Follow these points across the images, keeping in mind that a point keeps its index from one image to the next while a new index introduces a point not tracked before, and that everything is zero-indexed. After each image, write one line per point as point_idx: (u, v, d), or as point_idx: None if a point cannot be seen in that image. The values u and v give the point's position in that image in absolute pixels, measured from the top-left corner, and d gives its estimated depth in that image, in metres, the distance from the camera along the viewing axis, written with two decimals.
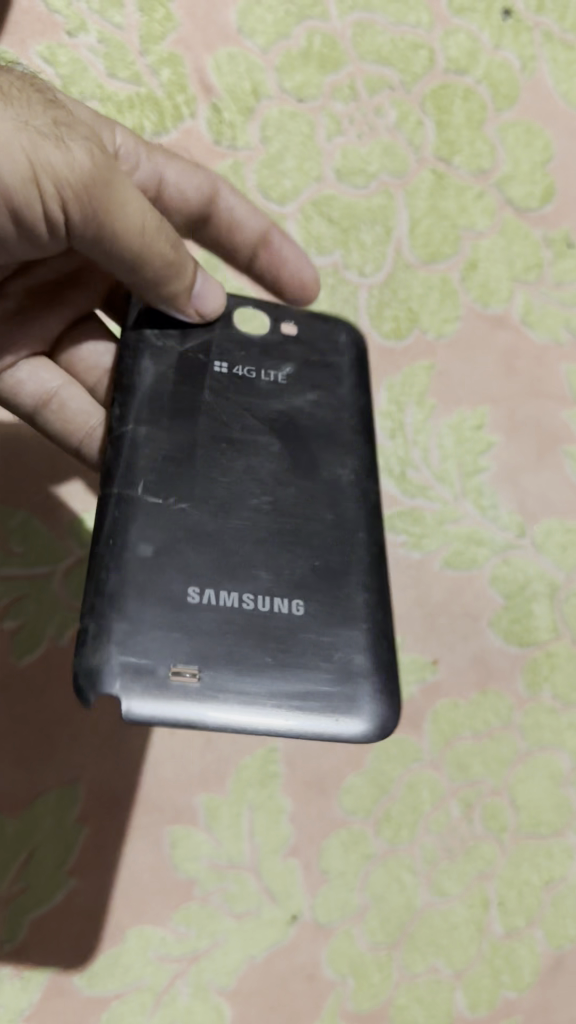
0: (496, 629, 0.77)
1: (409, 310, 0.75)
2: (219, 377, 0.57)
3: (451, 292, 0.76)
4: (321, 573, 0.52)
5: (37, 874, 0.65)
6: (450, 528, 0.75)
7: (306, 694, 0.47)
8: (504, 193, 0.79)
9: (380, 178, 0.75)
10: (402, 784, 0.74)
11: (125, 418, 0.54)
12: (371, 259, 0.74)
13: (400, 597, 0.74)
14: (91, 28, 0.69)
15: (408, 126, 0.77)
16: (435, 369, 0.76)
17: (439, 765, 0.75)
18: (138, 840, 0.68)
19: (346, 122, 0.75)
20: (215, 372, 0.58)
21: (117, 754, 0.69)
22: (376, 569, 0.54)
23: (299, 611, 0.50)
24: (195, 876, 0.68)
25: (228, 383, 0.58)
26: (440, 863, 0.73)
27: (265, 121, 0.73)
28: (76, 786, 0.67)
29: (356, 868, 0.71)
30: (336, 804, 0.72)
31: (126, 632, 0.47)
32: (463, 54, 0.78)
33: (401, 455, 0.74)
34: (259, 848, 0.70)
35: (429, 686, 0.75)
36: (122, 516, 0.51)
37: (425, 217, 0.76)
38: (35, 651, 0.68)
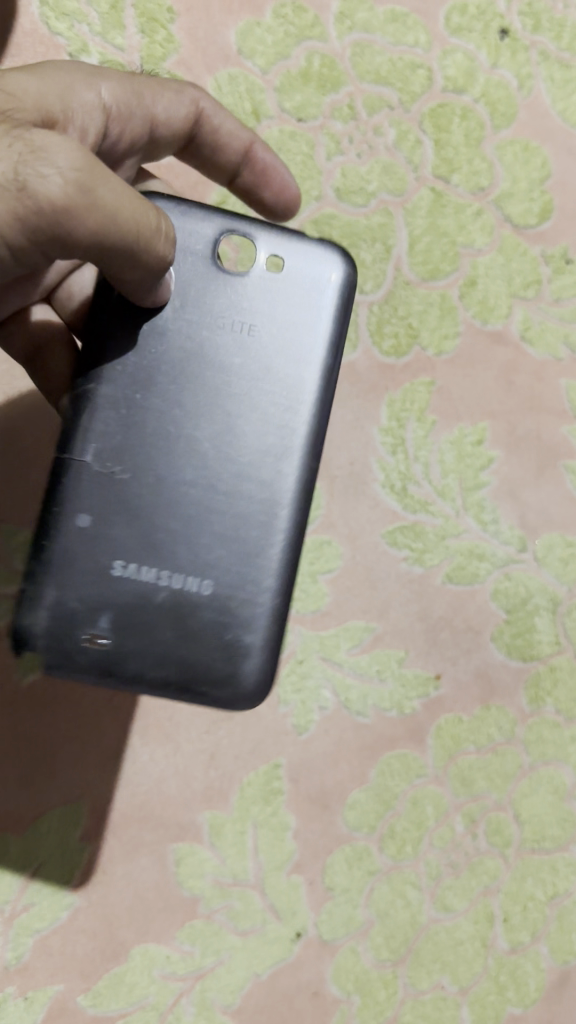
0: (499, 643, 0.78)
1: (409, 328, 0.76)
2: (186, 327, 0.54)
3: (451, 308, 0.77)
4: (144, 508, 0.52)
5: (42, 892, 0.66)
6: (452, 542, 0.76)
7: (152, 553, 0.52)
8: (503, 211, 0.79)
9: (380, 197, 0.75)
10: (407, 799, 0.74)
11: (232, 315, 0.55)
12: (372, 277, 0.75)
13: (403, 611, 0.75)
14: (94, 51, 0.68)
15: (407, 145, 0.76)
16: (434, 387, 0.76)
17: (443, 780, 0.75)
18: (144, 857, 0.68)
19: (345, 142, 0.74)
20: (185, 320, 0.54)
21: (121, 773, 0.68)
22: (116, 555, 0.52)
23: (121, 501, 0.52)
24: (200, 893, 0.69)
25: (177, 334, 0.54)
26: (445, 880, 0.75)
27: (266, 141, 0.72)
28: (81, 804, 0.67)
29: (360, 885, 0.73)
30: (340, 821, 0.73)
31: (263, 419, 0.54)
32: (460, 74, 0.78)
33: (402, 472, 0.75)
34: (264, 865, 0.70)
35: (432, 702, 0.76)
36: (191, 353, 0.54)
37: (425, 235, 0.76)
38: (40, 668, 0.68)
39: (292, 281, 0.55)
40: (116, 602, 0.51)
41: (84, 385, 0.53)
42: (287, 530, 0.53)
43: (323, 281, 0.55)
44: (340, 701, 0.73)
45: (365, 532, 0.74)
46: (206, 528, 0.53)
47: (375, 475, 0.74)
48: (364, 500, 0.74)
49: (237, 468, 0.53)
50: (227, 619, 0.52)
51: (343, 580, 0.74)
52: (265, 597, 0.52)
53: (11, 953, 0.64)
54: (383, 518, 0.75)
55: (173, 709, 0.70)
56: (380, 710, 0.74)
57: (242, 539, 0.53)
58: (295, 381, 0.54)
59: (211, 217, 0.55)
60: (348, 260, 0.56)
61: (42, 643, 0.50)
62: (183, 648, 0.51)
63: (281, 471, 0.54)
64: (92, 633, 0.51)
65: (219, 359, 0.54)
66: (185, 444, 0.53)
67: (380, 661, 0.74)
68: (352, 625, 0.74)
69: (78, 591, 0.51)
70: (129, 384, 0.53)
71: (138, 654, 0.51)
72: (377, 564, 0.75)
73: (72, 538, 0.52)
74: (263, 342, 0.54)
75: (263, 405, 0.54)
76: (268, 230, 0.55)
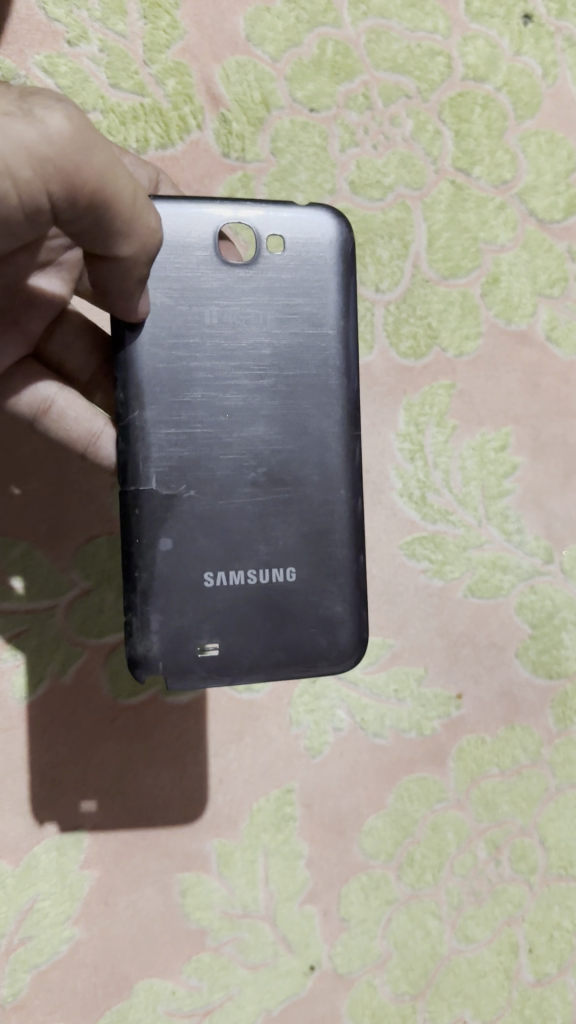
0: (524, 660, 0.74)
1: (428, 328, 0.72)
2: (214, 332, 0.51)
3: (473, 307, 0.73)
4: (215, 517, 0.52)
5: (40, 925, 0.61)
6: (474, 553, 0.72)
7: (226, 556, 0.52)
8: (527, 205, 0.74)
9: (397, 191, 0.70)
10: (426, 825, 0.71)
11: (258, 305, 0.52)
12: (388, 275, 0.70)
13: (422, 626, 0.71)
14: (93, 37, 0.62)
15: (426, 136, 0.71)
16: (455, 390, 0.72)
17: (465, 804, 0.72)
18: (149, 887, 0.64)
19: (361, 132, 0.69)
20: (209, 327, 0.51)
21: (125, 799, 0.64)
22: (196, 565, 0.52)
23: (193, 515, 0.52)
24: (208, 926, 0.65)
25: (216, 337, 0.51)
26: (466, 909, 0.71)
27: (276, 132, 0.67)
28: (82, 832, 0.63)
29: (377, 915, 0.69)
30: (356, 848, 0.69)
31: (320, 394, 0.53)
32: (482, 61, 0.73)
33: (421, 479, 0.71)
34: (275, 896, 0.67)
35: (453, 722, 0.72)
36: (227, 351, 0.52)
37: (445, 231, 0.72)
38: (34, 693, 0.62)
39: (295, 258, 0.53)
40: (213, 609, 0.52)
41: (133, 417, 0.51)
42: (353, 505, 0.54)
43: (322, 250, 0.53)
44: (355, 721, 0.69)
45: (382, 544, 0.70)
46: (276, 516, 0.52)
47: (392, 483, 0.70)
48: (380, 509, 0.70)
49: (297, 453, 0.53)
50: (317, 597, 0.53)
51: None
52: (349, 568, 0.54)
53: (7, 989, 0.61)
54: (401, 528, 0.71)
55: (180, 730, 0.65)
56: (398, 731, 0.70)
57: (315, 521, 0.53)
58: (327, 356, 0.53)
59: (203, 212, 0.51)
60: (342, 221, 0.53)
61: (163, 665, 0.51)
62: (286, 632, 0.53)
63: (336, 446, 0.53)
64: (203, 643, 0.52)
65: (251, 354, 0.52)
66: (239, 445, 0.52)
67: (398, 681, 0.70)
68: (369, 641, 0.70)
69: (178, 608, 0.52)
70: (173, 401, 0.51)
71: (248, 650, 0.52)
72: (395, 578, 0.71)
73: (161, 564, 0.51)
74: (289, 325, 0.52)
75: (303, 387, 0.53)
76: (261, 212, 0.52)
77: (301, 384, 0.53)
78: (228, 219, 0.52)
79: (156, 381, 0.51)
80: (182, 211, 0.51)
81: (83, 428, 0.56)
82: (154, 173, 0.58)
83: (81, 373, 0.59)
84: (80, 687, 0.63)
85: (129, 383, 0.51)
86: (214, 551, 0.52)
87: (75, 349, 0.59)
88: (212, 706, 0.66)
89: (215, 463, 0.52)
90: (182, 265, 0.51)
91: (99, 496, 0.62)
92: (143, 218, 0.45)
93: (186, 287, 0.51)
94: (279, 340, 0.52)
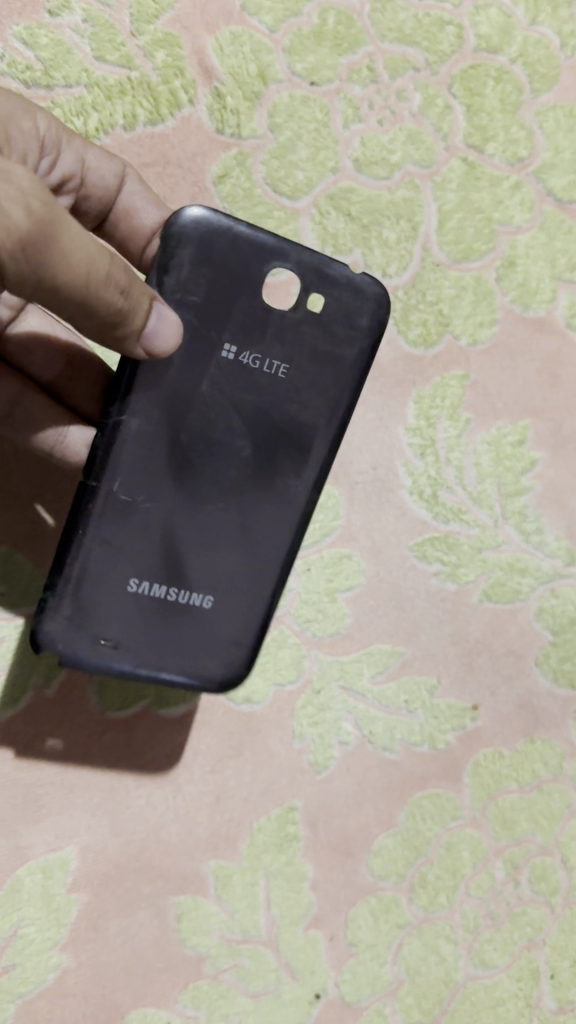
0: (545, 669, 0.69)
1: (440, 314, 0.67)
2: (226, 367, 0.49)
3: (487, 292, 0.68)
4: (159, 531, 0.50)
5: (25, 953, 0.57)
6: (490, 555, 0.67)
7: (160, 571, 0.51)
8: (544, 184, 0.69)
9: (405, 169, 0.66)
10: (440, 845, 0.66)
11: (275, 351, 0.50)
12: (396, 257, 0.66)
13: (435, 633, 0.67)
14: (76, 6, 0.58)
15: (435, 111, 0.67)
16: (469, 381, 0.68)
17: (482, 823, 0.67)
18: (142, 912, 0.60)
19: (365, 107, 0.65)
20: (222, 360, 0.49)
21: (115, 819, 0.60)
22: (127, 568, 0.50)
23: (138, 523, 0.50)
24: (205, 952, 0.61)
25: (226, 372, 0.49)
26: (483, 932, 0.67)
27: (274, 107, 0.63)
28: (70, 854, 0.59)
29: (388, 940, 0.65)
30: (364, 869, 0.65)
31: (291, 450, 0.51)
32: (495, 31, 0.68)
33: (432, 476, 0.66)
34: (278, 920, 0.63)
35: (469, 735, 0.67)
36: (230, 387, 0.49)
37: (456, 211, 0.67)
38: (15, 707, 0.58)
39: (330, 316, 0.50)
40: (122, 610, 0.51)
41: (117, 418, 0.48)
42: (288, 558, 0.53)
43: (360, 321, 0.51)
44: (363, 735, 0.65)
45: (390, 545, 0.66)
46: (215, 546, 0.51)
47: (401, 480, 0.66)
48: (389, 508, 0.66)
49: (255, 498, 0.51)
50: (228, 628, 0.53)
51: (366, 599, 0.65)
52: (266, 613, 0.54)
53: None
54: (411, 528, 0.66)
55: (171, 745, 0.62)
56: (409, 745, 0.66)
57: (245, 558, 0.52)
58: (319, 418, 0.51)
59: (252, 237, 0.48)
60: (385, 297, 0.51)
61: (60, 646, 0.50)
62: (176, 644, 0.53)
63: (291, 501, 0.52)
64: (103, 634, 0.51)
65: (254, 394, 0.50)
66: (209, 474, 0.50)
67: (409, 692, 0.66)
68: (377, 650, 0.65)
69: (95, 596, 0.50)
70: (159, 413, 0.49)
71: (143, 659, 0.52)
72: (404, 582, 0.66)
73: (94, 555, 0.50)
74: (297, 381, 0.50)
75: (284, 439, 0.51)
76: (310, 256, 0.50)
77: (282, 436, 0.51)
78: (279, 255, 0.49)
79: (152, 391, 0.49)
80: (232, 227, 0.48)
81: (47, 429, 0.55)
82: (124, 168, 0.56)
83: (44, 374, 0.56)
84: (63, 700, 0.59)
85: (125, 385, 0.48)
86: (152, 558, 0.51)
87: (37, 354, 0.56)
88: (208, 719, 0.62)
89: (180, 481, 0.50)
90: (219, 288, 0.48)
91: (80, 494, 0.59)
92: (129, 296, 0.42)
93: (213, 312, 0.48)
94: (276, 388, 0.50)
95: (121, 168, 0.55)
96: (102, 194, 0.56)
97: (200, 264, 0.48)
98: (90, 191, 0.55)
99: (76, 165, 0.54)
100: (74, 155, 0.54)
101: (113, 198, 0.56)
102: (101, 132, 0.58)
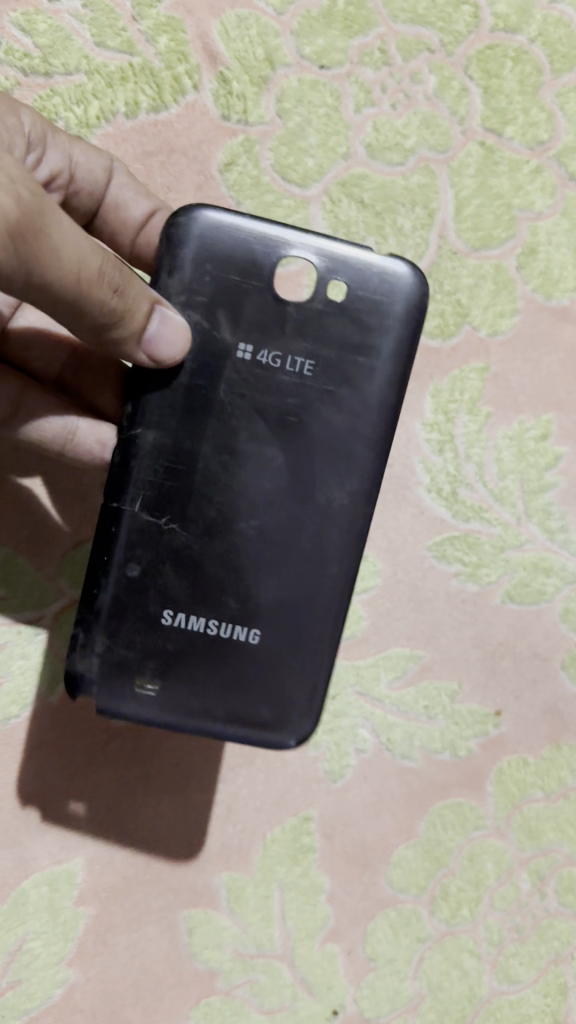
0: (572, 672, 0.66)
1: (458, 306, 0.64)
2: (241, 370, 0.46)
3: (507, 281, 0.65)
4: (193, 562, 0.47)
5: (30, 967, 0.56)
6: (512, 555, 0.64)
7: (196, 607, 0.47)
8: (566, 168, 0.66)
9: (420, 153, 0.63)
10: (462, 856, 0.63)
11: (295, 351, 0.46)
12: (412, 246, 0.63)
13: (456, 637, 0.64)
14: None
15: (451, 94, 0.64)
16: (489, 373, 0.65)
17: (506, 832, 0.64)
18: (152, 926, 0.58)
19: (377, 90, 0.62)
20: (237, 362, 0.46)
21: (121, 829, 0.58)
22: (160, 606, 0.47)
23: (169, 558, 0.47)
24: (218, 966, 0.59)
25: (244, 378, 0.46)
26: (508, 946, 0.64)
27: (282, 92, 0.60)
28: (76, 865, 0.57)
29: (408, 954, 0.62)
30: (383, 881, 0.62)
31: (333, 461, 0.47)
32: (513, 10, 0.65)
33: (451, 474, 0.64)
34: (293, 934, 0.60)
35: (492, 742, 0.65)
36: (248, 394, 0.46)
37: (475, 197, 0.64)
38: (20, 715, 0.57)
39: (352, 304, 0.47)
40: (158, 654, 0.47)
41: (133, 432, 0.46)
42: (341, 582, 0.48)
43: (389, 302, 0.47)
44: (381, 742, 0.62)
45: (407, 545, 0.63)
46: (253, 576, 0.47)
47: (419, 478, 0.63)
48: (406, 507, 0.63)
49: (294, 517, 0.47)
50: (279, 668, 0.48)
51: (382, 601, 0.63)
52: (323, 651, 0.48)
53: None
54: (430, 528, 0.64)
55: (180, 752, 0.59)
56: (429, 752, 0.63)
57: (296, 592, 0.48)
58: (357, 421, 0.47)
59: (274, 244, 0.46)
60: (417, 278, 0.47)
61: (96, 688, 0.48)
62: (223, 683, 0.48)
63: (338, 520, 0.48)
64: (142, 678, 0.48)
65: (278, 397, 0.46)
66: (238, 491, 0.47)
67: (428, 697, 0.63)
68: (395, 654, 0.63)
69: (128, 640, 0.47)
70: (179, 427, 0.46)
71: (183, 702, 0.48)
72: (423, 582, 0.64)
73: (120, 584, 0.47)
74: (326, 380, 0.47)
75: (320, 451, 0.47)
76: (335, 250, 0.47)
77: (318, 442, 0.47)
78: (299, 252, 0.46)
79: (168, 403, 0.46)
80: (249, 235, 0.46)
81: (55, 428, 0.53)
82: (108, 160, 0.54)
83: (50, 372, 0.56)
84: (69, 706, 0.57)
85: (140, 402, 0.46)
86: (187, 593, 0.47)
87: (38, 349, 0.55)
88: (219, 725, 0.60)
89: (206, 498, 0.47)
90: (225, 289, 0.46)
91: (88, 497, 0.57)
92: (124, 295, 0.41)
93: (221, 309, 0.46)
94: (304, 392, 0.46)
95: (108, 163, 0.54)
96: (92, 190, 0.54)
97: (203, 263, 0.46)
98: (79, 188, 0.53)
99: (64, 162, 0.52)
100: (61, 151, 0.52)
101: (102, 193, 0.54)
102: (102, 119, 0.57)
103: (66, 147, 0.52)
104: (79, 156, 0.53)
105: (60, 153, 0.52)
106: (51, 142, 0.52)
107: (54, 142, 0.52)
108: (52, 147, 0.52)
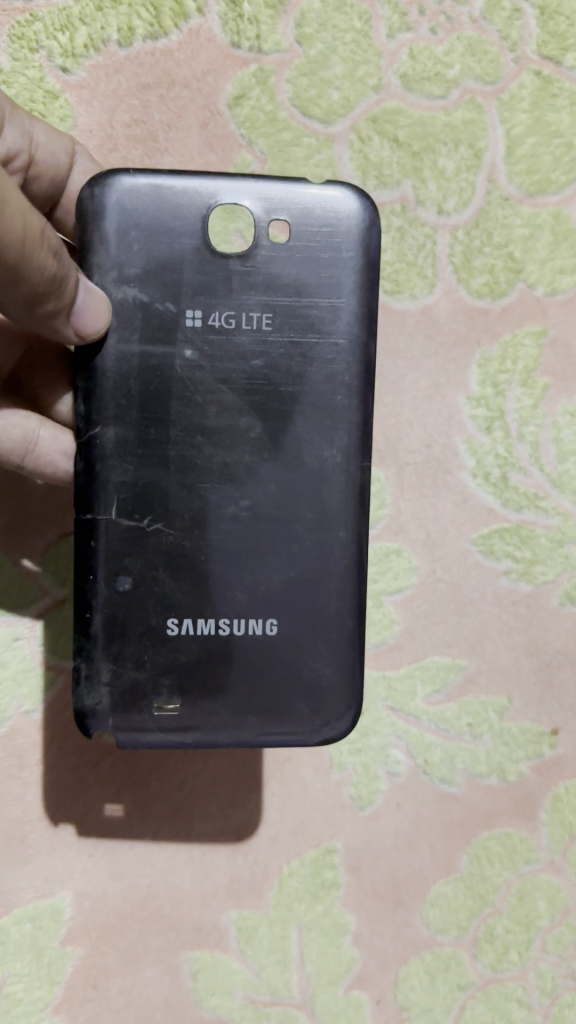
0: None
1: (510, 260, 0.54)
2: (193, 338, 0.41)
3: (568, 231, 0.54)
4: (184, 562, 0.42)
5: (13, 1010, 0.51)
6: (573, 551, 0.55)
7: (199, 610, 0.42)
8: None
9: (465, 85, 0.54)
10: (510, 894, 0.54)
11: (254, 303, 0.41)
12: (455, 191, 0.54)
13: (505, 643, 0.55)
14: None
15: (502, 15, 0.54)
16: (546, 337, 0.55)
17: (562, 868, 0.55)
18: (150, 969, 0.52)
19: (414, 11, 0.53)
20: (186, 331, 0.41)
21: (115, 859, 0.52)
22: (158, 617, 0.42)
23: (159, 562, 0.42)
24: (226, 1014, 0.52)
25: (200, 346, 0.41)
26: (563, 996, 0.55)
27: (303, 14, 0.52)
28: (65, 899, 0.51)
29: (446, 1005, 0.54)
30: (418, 922, 0.54)
31: (323, 413, 0.41)
32: None
33: (501, 455, 0.54)
34: (313, 979, 0.53)
35: (547, 765, 0.55)
36: (209, 362, 0.41)
37: (529, 135, 0.54)
38: None
39: (305, 242, 0.41)
40: (169, 671, 0.42)
41: (92, 431, 0.41)
42: (353, 549, 0.42)
43: (343, 228, 0.41)
44: (417, 765, 0.54)
45: (449, 537, 0.54)
46: (253, 561, 0.42)
47: (463, 460, 0.54)
48: (447, 494, 0.54)
49: (288, 488, 0.42)
50: (300, 658, 0.43)
51: (419, 603, 0.54)
52: (346, 631, 0.43)
53: None
54: (475, 517, 0.54)
55: (183, 774, 0.53)
56: (473, 776, 0.55)
57: (306, 568, 0.42)
58: (334, 368, 0.41)
59: (203, 196, 0.41)
60: (365, 201, 0.41)
61: (111, 723, 0.42)
62: (249, 687, 0.42)
63: (338, 484, 0.42)
64: (161, 699, 0.42)
65: (240, 360, 0.41)
66: (219, 471, 0.41)
67: (473, 714, 0.54)
68: (433, 664, 0.54)
69: (134, 661, 0.42)
70: (141, 416, 0.41)
71: (210, 716, 0.42)
72: (466, 582, 0.55)
73: (111, 605, 0.42)
74: (290, 330, 0.41)
75: (301, 407, 0.41)
76: (270, 188, 0.41)
77: (301, 400, 0.41)
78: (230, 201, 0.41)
79: (122, 391, 0.41)
80: (173, 192, 0.40)
81: (15, 433, 0.46)
82: (70, 145, 0.47)
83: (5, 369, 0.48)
84: (54, 722, 0.51)
85: (91, 395, 0.41)
86: (184, 593, 0.42)
87: None
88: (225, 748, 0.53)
89: (183, 489, 0.41)
90: (160, 255, 0.40)
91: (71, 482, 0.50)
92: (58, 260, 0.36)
93: (160, 279, 0.40)
94: (274, 347, 0.41)
95: (70, 146, 0.47)
96: (53, 175, 0.47)
97: (128, 231, 0.40)
98: (40, 172, 0.47)
99: (23, 143, 0.46)
100: (19, 130, 0.45)
101: (61, 177, 0.47)
102: (91, 48, 0.51)
103: (26, 128, 0.46)
104: (37, 139, 0.46)
105: (19, 134, 0.45)
106: (9, 119, 0.45)
107: (13, 121, 0.45)
108: (11, 125, 0.45)
